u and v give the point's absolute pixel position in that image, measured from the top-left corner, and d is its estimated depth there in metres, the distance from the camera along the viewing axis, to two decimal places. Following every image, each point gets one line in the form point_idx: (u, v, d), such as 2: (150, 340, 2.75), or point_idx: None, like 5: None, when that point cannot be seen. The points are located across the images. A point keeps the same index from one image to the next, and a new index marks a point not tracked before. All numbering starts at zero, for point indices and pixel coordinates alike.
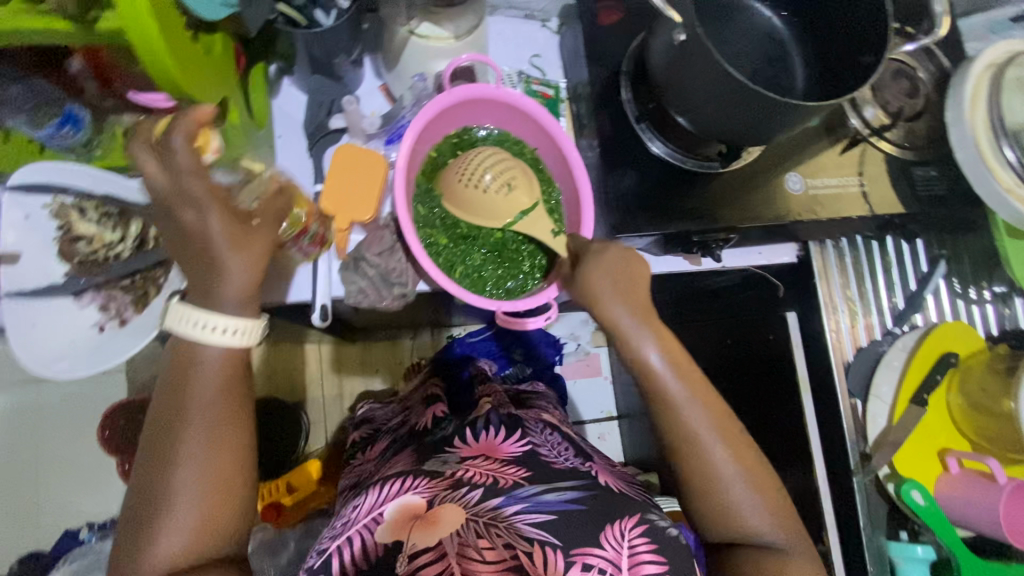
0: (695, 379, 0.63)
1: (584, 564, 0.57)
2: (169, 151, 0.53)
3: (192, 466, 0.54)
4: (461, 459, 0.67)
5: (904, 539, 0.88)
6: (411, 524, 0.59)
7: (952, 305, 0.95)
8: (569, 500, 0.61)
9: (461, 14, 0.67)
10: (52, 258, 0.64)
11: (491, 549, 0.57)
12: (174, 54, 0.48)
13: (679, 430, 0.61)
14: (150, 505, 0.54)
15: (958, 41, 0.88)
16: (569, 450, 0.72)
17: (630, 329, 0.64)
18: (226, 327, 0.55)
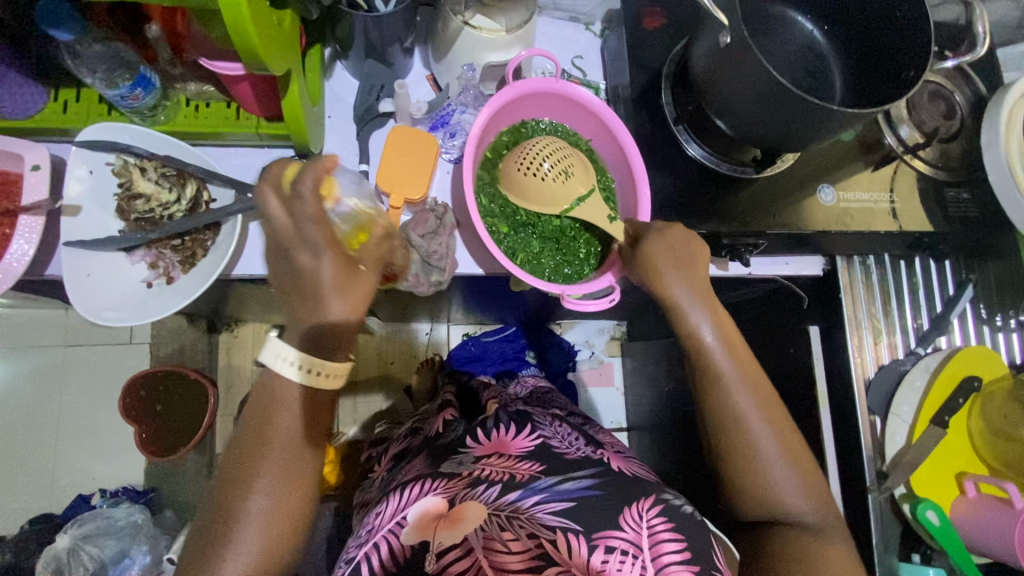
0: (745, 362, 0.67)
1: (607, 547, 0.58)
2: (299, 200, 0.53)
3: (265, 498, 0.56)
4: (477, 459, 0.71)
5: (917, 562, 0.86)
6: (436, 522, 0.61)
7: (977, 331, 0.94)
8: (585, 487, 0.64)
9: (513, 8, 0.71)
10: (111, 214, 0.68)
11: (515, 540, 0.59)
12: (260, 33, 0.49)
13: (725, 407, 0.65)
14: (220, 529, 0.56)
15: (996, 68, 0.89)
16: (579, 438, 0.76)
17: (684, 303, 0.67)
18: (320, 368, 0.57)
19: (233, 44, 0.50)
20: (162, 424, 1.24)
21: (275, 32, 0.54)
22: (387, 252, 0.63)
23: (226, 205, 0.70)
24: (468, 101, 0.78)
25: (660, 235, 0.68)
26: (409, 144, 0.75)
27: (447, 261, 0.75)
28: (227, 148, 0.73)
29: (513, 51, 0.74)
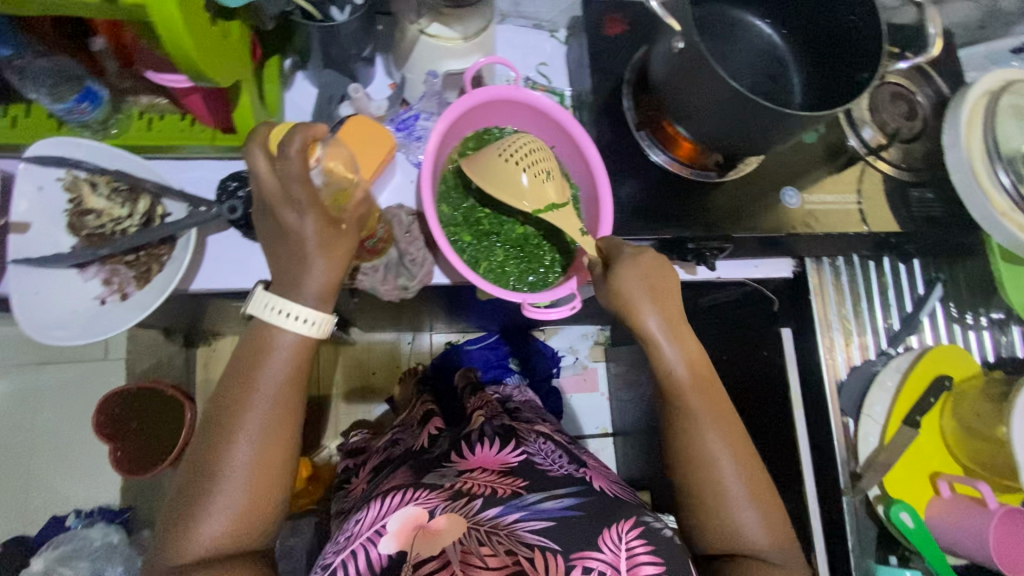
0: (714, 399, 0.67)
1: (584, 567, 0.56)
2: (285, 159, 0.54)
3: (248, 448, 0.56)
4: (459, 472, 0.69)
5: (894, 564, 0.86)
6: (414, 532, 0.58)
7: (949, 330, 0.95)
8: (568, 506, 0.62)
9: (471, 15, 0.69)
10: (62, 230, 0.67)
11: (493, 555, 0.55)
12: (196, 40, 0.49)
13: (693, 443, 0.65)
14: (202, 480, 0.56)
15: (958, 68, 0.90)
16: (563, 456, 0.75)
17: (658, 335, 0.66)
18: (302, 316, 0.59)
19: (171, 54, 0.49)
20: (141, 442, 1.20)
21: (218, 43, 0.53)
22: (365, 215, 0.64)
23: (181, 218, 0.68)
24: (433, 109, 0.78)
25: (637, 259, 0.66)
26: (364, 134, 0.65)
27: (422, 271, 0.75)
28: (184, 161, 0.72)
29: (472, 58, 0.74)
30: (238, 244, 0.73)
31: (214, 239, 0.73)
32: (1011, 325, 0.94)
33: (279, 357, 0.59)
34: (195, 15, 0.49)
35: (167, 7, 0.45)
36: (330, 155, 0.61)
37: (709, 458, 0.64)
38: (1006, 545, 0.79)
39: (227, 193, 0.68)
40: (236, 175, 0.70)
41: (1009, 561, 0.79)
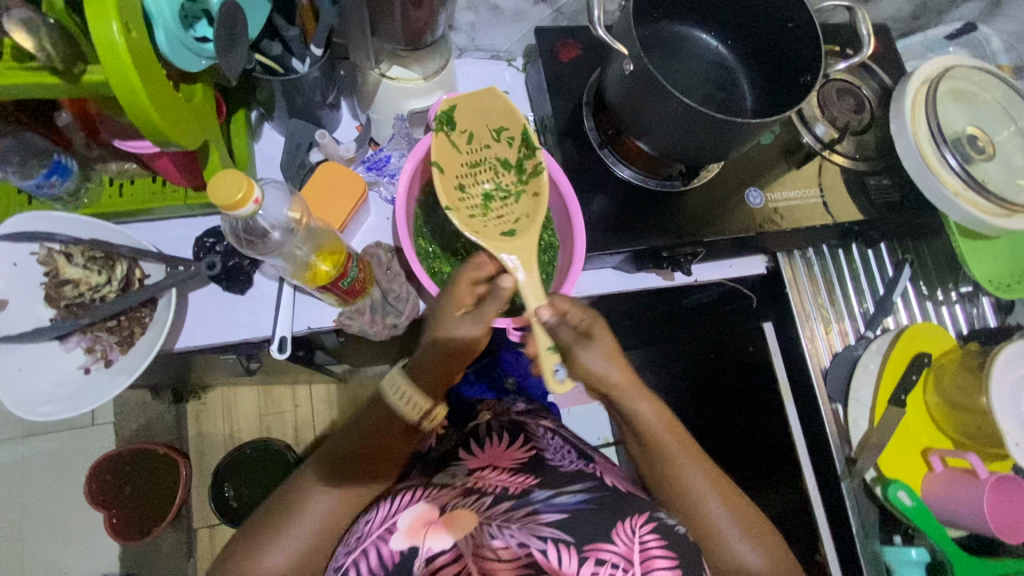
0: (688, 443, 0.67)
1: (597, 559, 0.63)
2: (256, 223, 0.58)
3: (331, 496, 0.63)
4: (471, 471, 0.74)
5: (898, 543, 0.89)
6: (425, 528, 0.64)
7: (922, 307, 0.98)
8: (579, 500, 0.69)
9: (428, 56, 0.73)
10: (40, 303, 0.67)
11: (506, 547, 0.63)
12: (160, 108, 0.50)
13: (682, 490, 0.65)
14: (282, 516, 0.62)
15: (897, 59, 0.94)
16: (572, 451, 0.79)
17: (632, 398, 0.64)
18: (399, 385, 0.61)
19: (134, 123, 0.50)
20: (133, 505, 1.19)
21: (182, 107, 0.54)
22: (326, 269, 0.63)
23: (160, 279, 0.69)
24: (404, 148, 0.80)
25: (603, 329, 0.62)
26: (334, 176, 0.74)
27: (406, 304, 0.77)
28: (159, 221, 0.73)
29: (434, 96, 0.76)
30: (221, 298, 0.74)
31: (195, 296, 0.73)
32: (980, 297, 0.98)
33: (387, 421, 0.63)
34: (153, 77, 0.49)
35: (127, 77, 0.46)
36: (301, 212, 0.62)
37: (700, 501, 0.65)
38: (1001, 513, 0.81)
39: (205, 249, 0.71)
40: (213, 231, 0.72)
41: (1006, 528, 0.81)
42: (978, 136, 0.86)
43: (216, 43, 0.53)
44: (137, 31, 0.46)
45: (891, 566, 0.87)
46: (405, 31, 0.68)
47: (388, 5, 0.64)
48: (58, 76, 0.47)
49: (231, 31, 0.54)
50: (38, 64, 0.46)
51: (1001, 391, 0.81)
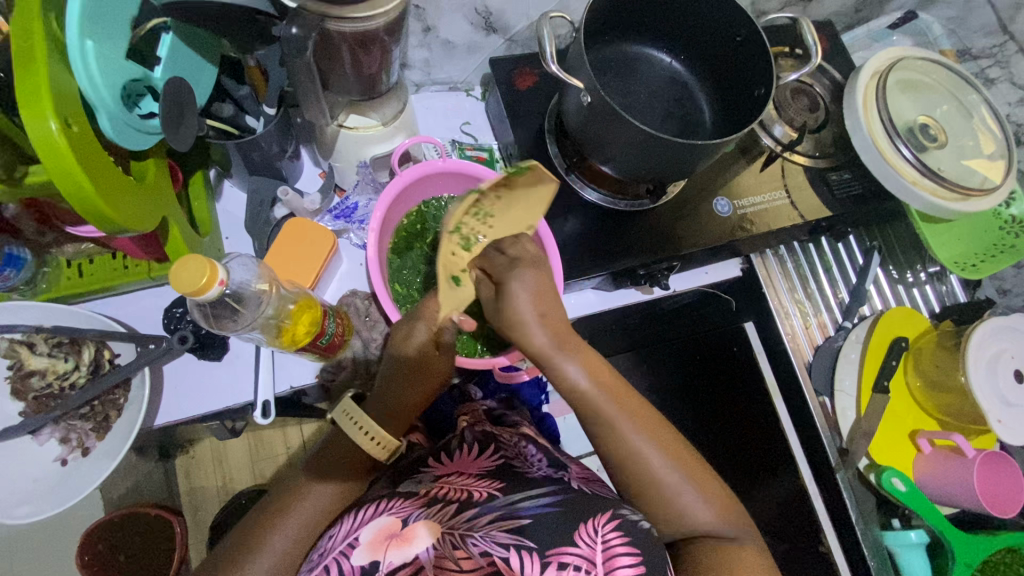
0: (616, 383, 0.56)
1: (560, 563, 0.51)
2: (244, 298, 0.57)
3: (291, 530, 0.58)
4: (436, 477, 0.64)
5: (898, 526, 0.91)
6: (388, 541, 0.54)
7: (894, 291, 1.00)
8: (545, 504, 0.57)
9: (384, 103, 0.72)
10: (8, 398, 0.65)
11: (468, 557, 0.52)
12: (109, 193, 0.48)
13: (615, 437, 0.54)
14: (239, 555, 0.57)
15: (844, 54, 0.96)
16: (545, 459, 0.68)
17: (551, 352, 0.54)
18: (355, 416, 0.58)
19: (81, 213, 0.47)
20: (136, 573, 1.08)
21: (132, 189, 0.52)
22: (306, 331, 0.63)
23: (132, 358, 0.67)
24: (371, 193, 0.79)
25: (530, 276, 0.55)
26: (305, 233, 0.72)
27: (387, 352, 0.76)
28: (124, 295, 0.71)
29: (395, 140, 0.76)
30: (197, 368, 0.72)
31: (171, 368, 0.71)
32: (948, 275, 1.01)
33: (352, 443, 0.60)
34: (98, 165, 0.47)
35: (70, 171, 0.44)
36: (271, 282, 0.61)
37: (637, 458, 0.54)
38: (990, 487, 0.83)
39: (175, 320, 0.69)
40: (182, 300, 0.70)
41: (996, 502, 0.83)
42: (929, 123, 0.89)
43: (161, 119, 0.51)
44: (77, 124, 0.45)
45: (894, 551, 0.89)
46: (359, 81, 0.67)
47: (337, 59, 0.62)
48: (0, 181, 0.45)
49: (177, 104, 0.53)
50: None
51: (979, 371, 0.82)
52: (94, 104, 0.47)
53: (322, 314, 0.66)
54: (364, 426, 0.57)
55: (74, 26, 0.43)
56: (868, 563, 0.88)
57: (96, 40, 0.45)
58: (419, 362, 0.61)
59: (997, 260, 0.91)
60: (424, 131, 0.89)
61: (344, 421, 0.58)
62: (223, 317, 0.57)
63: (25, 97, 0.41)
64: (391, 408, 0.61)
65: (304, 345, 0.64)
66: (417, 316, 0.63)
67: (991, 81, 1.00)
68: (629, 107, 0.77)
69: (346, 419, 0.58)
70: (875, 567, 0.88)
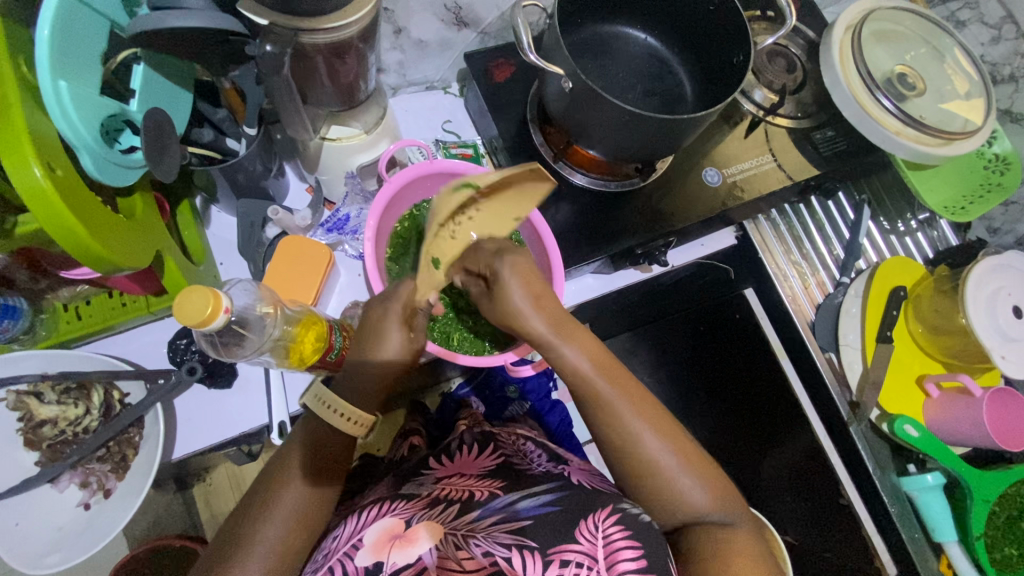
0: (618, 372, 0.59)
1: (562, 561, 0.51)
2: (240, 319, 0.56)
3: (278, 522, 0.53)
4: (438, 479, 0.66)
5: (914, 471, 0.93)
6: (391, 541, 0.55)
7: (888, 242, 1.01)
8: (546, 502, 0.57)
9: (366, 110, 0.72)
10: (20, 449, 0.64)
11: (471, 557, 0.53)
12: (98, 230, 0.47)
13: (615, 422, 0.57)
14: (225, 551, 0.52)
15: (816, 11, 0.96)
16: (543, 456, 0.72)
17: (549, 338, 0.59)
18: (335, 407, 0.56)
19: (72, 256, 0.46)
20: None
21: (121, 226, 0.51)
22: (307, 347, 0.62)
23: (142, 396, 0.67)
24: (361, 203, 0.78)
25: (513, 262, 0.60)
26: (298, 251, 0.72)
27: None
28: (124, 333, 0.70)
29: (380, 146, 0.75)
30: (207, 397, 0.71)
31: (181, 401, 0.70)
32: (938, 220, 1.01)
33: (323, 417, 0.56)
34: (86, 207, 0.46)
35: (60, 214, 0.43)
36: (273, 303, 0.61)
37: (638, 446, 0.56)
38: (1002, 423, 0.85)
39: (181, 351, 0.67)
40: (185, 331, 0.69)
41: (1006, 437, 0.85)
42: (907, 72, 0.89)
43: (143, 151, 0.50)
44: (60, 167, 0.44)
45: (913, 495, 0.91)
46: (337, 92, 0.66)
47: (313, 70, 0.61)
48: None
49: (158, 134, 0.52)
50: None
51: (978, 311, 0.83)
52: (75, 144, 0.46)
53: (327, 329, 0.66)
54: (343, 411, 0.56)
55: (45, 67, 0.42)
56: (889, 509, 0.90)
57: (68, 79, 0.45)
58: (393, 362, 0.59)
59: (986, 201, 0.92)
60: (407, 134, 0.88)
61: (318, 407, 0.56)
62: (231, 345, 0.57)
63: (5, 145, 0.40)
64: (362, 394, 0.59)
65: (312, 363, 0.63)
66: (391, 295, 0.61)
67: (962, 23, 0.99)
68: (609, 88, 0.76)
69: (316, 401, 0.56)
70: (895, 512, 0.90)
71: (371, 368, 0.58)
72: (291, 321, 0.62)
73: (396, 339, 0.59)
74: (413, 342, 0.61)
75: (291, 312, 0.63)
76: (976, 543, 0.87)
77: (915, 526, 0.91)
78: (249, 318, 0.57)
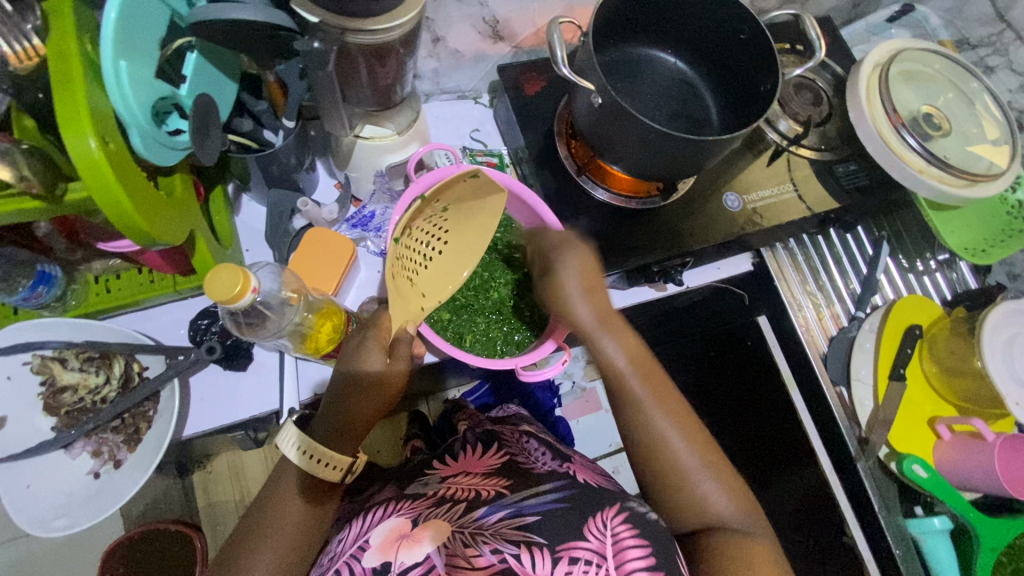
0: (656, 379, 0.61)
1: (571, 557, 0.53)
2: (266, 303, 0.57)
3: (272, 550, 0.55)
4: (443, 479, 0.67)
5: (921, 514, 0.90)
6: (398, 541, 0.55)
7: (906, 280, 1.00)
8: (552, 500, 0.59)
9: (399, 111, 0.74)
10: (39, 413, 0.66)
11: (480, 556, 0.54)
12: (140, 202, 0.49)
13: (644, 424, 0.59)
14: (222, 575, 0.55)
15: (845, 48, 0.97)
16: (548, 452, 0.72)
17: (594, 331, 0.61)
18: (318, 455, 0.57)
19: (115, 224, 0.48)
20: None
21: (160, 202, 0.53)
22: (328, 338, 0.64)
23: (161, 369, 0.69)
24: (386, 202, 0.80)
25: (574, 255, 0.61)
26: (323, 243, 0.74)
27: None
28: (148, 310, 0.72)
29: (410, 148, 0.77)
30: (222, 377, 0.73)
31: (197, 380, 0.72)
32: (958, 262, 1.01)
33: (301, 466, 0.57)
34: (133, 180, 0.48)
35: (109, 184, 0.45)
36: (296, 289, 0.62)
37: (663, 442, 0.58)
38: (1015, 471, 0.83)
39: (202, 332, 0.70)
40: (207, 312, 0.71)
41: (1020, 486, 0.83)
42: (932, 113, 0.90)
43: (191, 133, 0.52)
44: (113, 141, 0.46)
45: (919, 540, 0.88)
46: (374, 93, 0.68)
47: (354, 71, 0.64)
48: (42, 199, 0.47)
49: (205, 119, 0.54)
50: (13, 191, 0.46)
51: (994, 355, 0.83)
52: (128, 123, 0.48)
53: (344, 320, 0.68)
54: (330, 459, 0.56)
55: (109, 46, 0.45)
56: (893, 551, 0.88)
57: (129, 60, 0.47)
58: (369, 377, 0.60)
59: (1007, 245, 0.92)
60: (435, 139, 0.91)
61: (299, 456, 0.57)
62: (253, 325, 0.57)
63: (65, 115, 0.43)
64: (342, 434, 0.60)
65: (327, 352, 0.66)
66: (371, 325, 0.63)
67: (990, 69, 1.00)
68: (637, 106, 0.78)
69: (303, 456, 0.57)
70: (901, 557, 0.88)
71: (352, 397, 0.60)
72: (313, 306, 0.63)
73: (374, 363, 0.60)
74: (393, 369, 0.61)
75: (312, 299, 0.64)
76: None
77: (918, 569, 0.88)
78: (271, 306, 0.58)
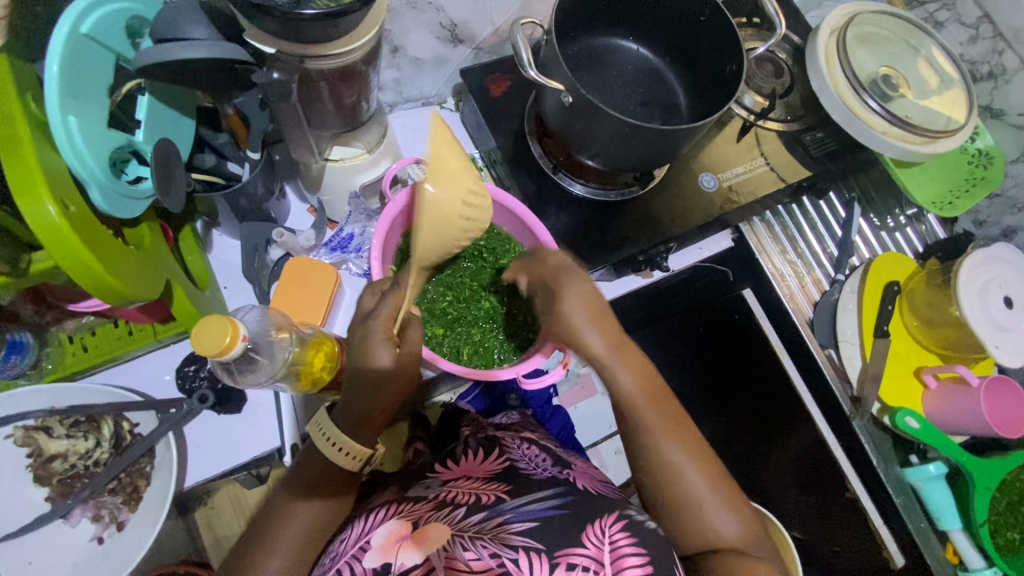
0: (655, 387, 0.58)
1: (569, 564, 0.53)
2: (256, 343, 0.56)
3: (281, 553, 0.57)
4: (444, 482, 0.65)
5: (916, 462, 0.95)
6: (398, 543, 0.56)
7: (879, 238, 1.03)
8: (550, 506, 0.58)
9: (367, 129, 0.72)
10: (30, 484, 0.63)
11: (478, 558, 0.54)
12: (108, 259, 0.46)
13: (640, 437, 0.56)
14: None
15: (801, 16, 0.98)
16: (548, 459, 0.69)
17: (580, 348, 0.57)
18: (335, 441, 0.58)
19: (84, 287, 0.46)
20: None
21: (129, 255, 0.50)
22: (321, 372, 0.63)
23: (152, 425, 0.65)
24: (364, 221, 0.79)
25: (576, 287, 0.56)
26: (307, 274, 0.72)
27: None
28: (130, 363, 0.69)
29: (382, 165, 0.75)
30: (216, 422, 0.71)
31: (192, 428, 0.70)
32: (925, 215, 1.04)
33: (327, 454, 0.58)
34: (100, 239, 0.46)
35: (74, 247, 0.43)
36: (286, 328, 0.60)
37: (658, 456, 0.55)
38: (999, 411, 0.87)
39: (190, 378, 0.69)
40: (193, 358, 0.70)
41: (1005, 425, 0.87)
42: (890, 74, 0.91)
43: (154, 181, 0.50)
44: (73, 204, 0.44)
45: (916, 485, 0.94)
46: (340, 114, 0.66)
47: (317, 96, 0.62)
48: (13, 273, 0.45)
49: (166, 164, 0.52)
50: None
51: (971, 303, 0.86)
52: (84, 177, 0.46)
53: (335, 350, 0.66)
54: (337, 442, 0.58)
55: (54, 102, 0.42)
56: (896, 500, 0.93)
57: (77, 114, 0.45)
58: (383, 377, 0.56)
59: (972, 194, 0.95)
60: (404, 151, 0.89)
61: (318, 436, 0.59)
62: (244, 370, 0.56)
63: (18, 184, 0.40)
64: (364, 425, 0.59)
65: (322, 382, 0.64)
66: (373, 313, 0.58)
67: (941, 23, 1.02)
68: (604, 99, 0.78)
69: (319, 433, 0.59)
70: (901, 504, 0.93)
71: (357, 415, 0.58)
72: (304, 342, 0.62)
73: (384, 357, 0.56)
74: (405, 356, 0.58)
75: (303, 334, 0.63)
76: (980, 529, 0.90)
77: (919, 515, 0.94)
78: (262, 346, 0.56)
